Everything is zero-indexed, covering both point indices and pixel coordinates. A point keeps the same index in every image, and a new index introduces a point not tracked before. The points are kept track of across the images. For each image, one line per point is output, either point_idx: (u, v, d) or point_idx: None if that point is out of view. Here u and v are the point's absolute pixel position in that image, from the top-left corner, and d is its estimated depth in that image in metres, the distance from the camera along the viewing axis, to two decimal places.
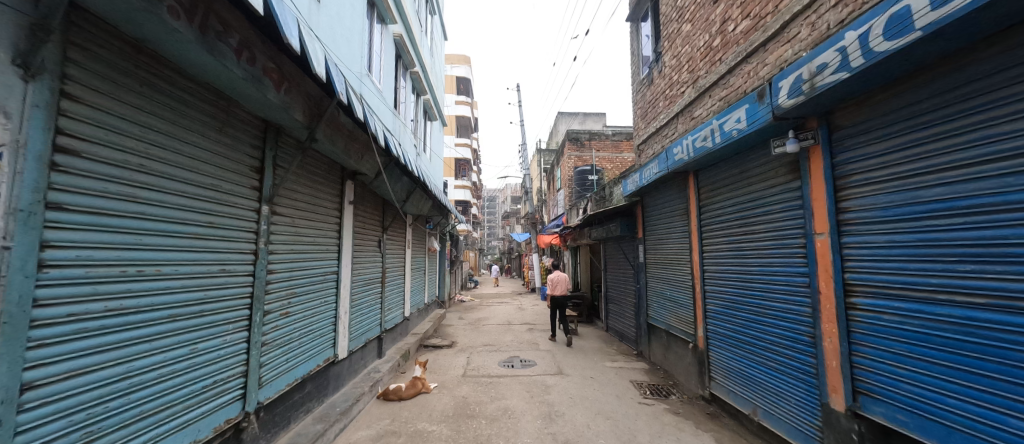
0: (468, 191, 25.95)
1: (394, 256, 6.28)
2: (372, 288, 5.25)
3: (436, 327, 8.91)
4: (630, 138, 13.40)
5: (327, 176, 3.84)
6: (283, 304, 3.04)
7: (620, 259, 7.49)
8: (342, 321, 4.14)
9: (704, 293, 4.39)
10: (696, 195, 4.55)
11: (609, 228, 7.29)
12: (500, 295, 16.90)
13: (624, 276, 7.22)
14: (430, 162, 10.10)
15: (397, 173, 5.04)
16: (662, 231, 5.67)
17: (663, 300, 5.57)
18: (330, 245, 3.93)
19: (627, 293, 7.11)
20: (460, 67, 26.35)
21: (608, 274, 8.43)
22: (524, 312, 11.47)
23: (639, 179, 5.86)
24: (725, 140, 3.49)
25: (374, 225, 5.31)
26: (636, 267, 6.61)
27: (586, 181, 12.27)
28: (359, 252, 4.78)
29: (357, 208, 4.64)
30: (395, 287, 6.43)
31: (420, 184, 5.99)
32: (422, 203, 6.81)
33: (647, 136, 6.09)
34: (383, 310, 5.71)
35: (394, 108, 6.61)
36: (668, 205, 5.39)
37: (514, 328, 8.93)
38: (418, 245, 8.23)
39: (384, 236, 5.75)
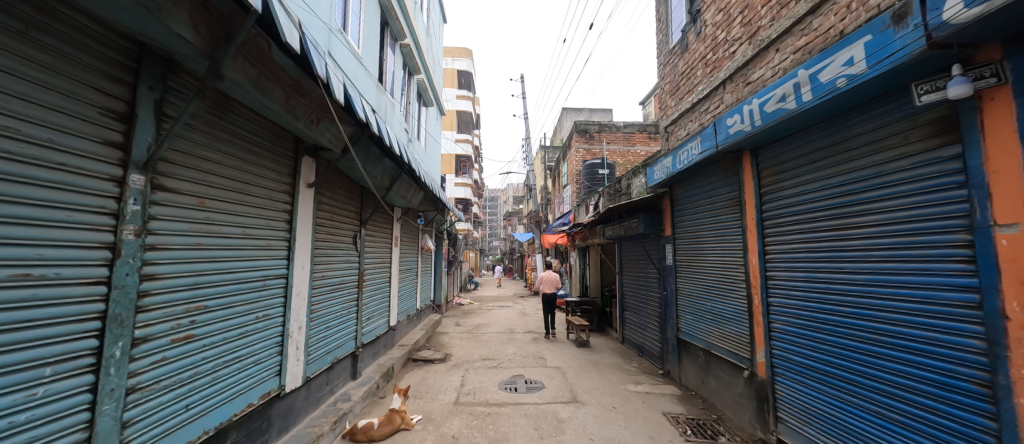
0: (468, 189, 24.93)
1: (375, 256, 5.27)
2: (344, 296, 4.24)
3: (428, 336, 7.89)
4: (643, 130, 12.33)
5: (268, 146, 2.84)
6: (178, 326, 2.04)
7: (640, 261, 6.44)
8: (292, 341, 3.15)
9: (766, 307, 3.38)
10: (754, 180, 3.55)
11: (628, 225, 6.25)
12: (501, 298, 15.87)
13: (646, 282, 6.18)
14: (425, 151, 9.10)
15: (372, 152, 4.01)
16: (697, 228, 4.66)
17: (699, 313, 4.56)
18: (273, 240, 2.93)
19: (649, 301, 6.07)
20: (461, 60, 25.40)
21: (625, 278, 7.37)
22: (527, 319, 10.44)
23: (670, 163, 4.82)
24: (818, 97, 2.48)
25: (347, 216, 4.31)
26: (662, 271, 5.58)
27: (596, 175, 11.20)
28: (324, 250, 3.78)
29: (320, 194, 3.64)
30: (377, 293, 5.41)
31: (406, 169, 4.98)
32: (411, 193, 5.80)
33: (680, 114, 5.05)
34: (360, 321, 4.71)
35: (378, 82, 5.62)
36: (708, 196, 4.36)
37: (517, 339, 7.89)
38: (408, 242, 7.22)
39: (362, 231, 4.74)
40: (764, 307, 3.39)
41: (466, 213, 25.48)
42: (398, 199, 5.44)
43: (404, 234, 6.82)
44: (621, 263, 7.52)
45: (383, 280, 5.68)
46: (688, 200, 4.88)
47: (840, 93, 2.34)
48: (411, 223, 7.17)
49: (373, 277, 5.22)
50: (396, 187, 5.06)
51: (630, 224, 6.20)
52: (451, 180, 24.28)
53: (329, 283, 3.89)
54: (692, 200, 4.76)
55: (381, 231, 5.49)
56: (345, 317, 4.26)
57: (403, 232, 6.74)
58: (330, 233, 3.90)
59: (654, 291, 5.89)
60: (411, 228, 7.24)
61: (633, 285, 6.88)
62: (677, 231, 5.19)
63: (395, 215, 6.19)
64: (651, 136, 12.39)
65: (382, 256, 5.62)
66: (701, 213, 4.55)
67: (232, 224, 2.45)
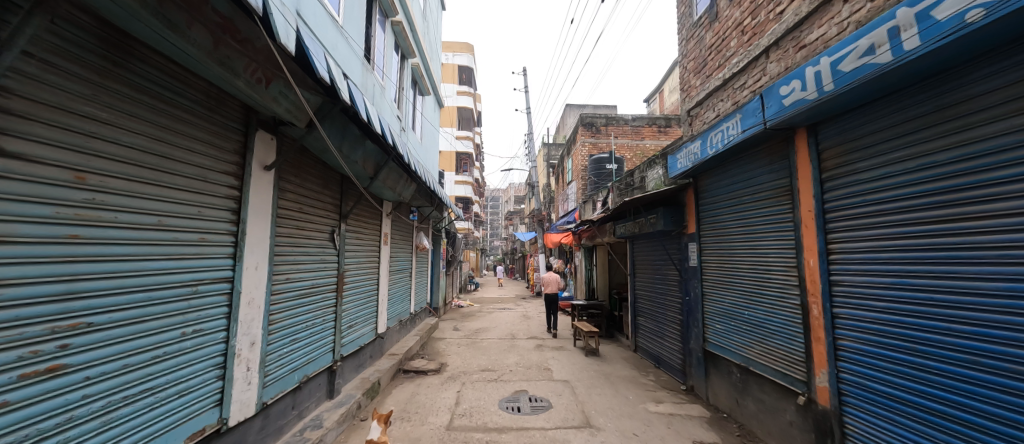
0: (468, 187, 24.30)
1: (359, 255, 4.63)
2: (317, 302, 3.60)
3: (423, 342, 7.25)
4: (652, 122, 11.61)
5: (199, 112, 2.19)
6: (34, 355, 1.44)
7: (657, 261, 5.78)
8: (241, 360, 2.52)
9: (831, 320, 2.73)
10: (811, 163, 2.90)
11: (643, 222, 5.60)
12: (502, 300, 15.21)
13: (665, 285, 5.52)
14: (421, 143, 8.47)
15: (347, 130, 3.36)
16: (729, 223, 4.01)
17: (732, 322, 3.91)
18: (209, 233, 2.29)
19: (668, 307, 5.41)
20: (463, 56, 24.83)
21: (638, 280, 6.70)
22: (530, 323, 9.78)
23: (697, 149, 4.16)
24: (932, 40, 1.83)
25: (321, 209, 3.67)
26: (683, 273, 4.94)
27: (602, 170, 10.48)
28: (290, 247, 3.13)
29: (281, 179, 2.99)
30: (362, 298, 4.77)
31: (394, 156, 4.32)
32: (402, 184, 5.13)
33: (707, 93, 4.40)
34: (340, 330, 4.07)
35: (364, 59, 4.99)
36: (744, 185, 3.71)
37: (519, 346, 7.24)
38: (401, 240, 6.59)
39: (341, 227, 4.10)
40: (828, 319, 2.74)
41: (467, 212, 24.78)
42: (385, 191, 4.79)
43: (396, 231, 6.19)
44: (633, 264, 6.86)
45: (369, 283, 5.04)
46: (717, 191, 4.24)
47: (968, 33, 1.70)
48: (404, 220, 6.54)
49: (357, 279, 4.58)
50: (383, 176, 4.40)
51: (645, 221, 5.54)
52: (450, 178, 23.60)
53: (298, 286, 3.25)
54: (722, 192, 4.11)
55: (366, 225, 4.85)
56: (320, 327, 3.63)
57: (395, 230, 6.12)
58: (297, 228, 3.26)
59: (673, 295, 5.24)
60: (403, 225, 6.61)
61: (648, 289, 6.22)
62: (703, 228, 4.55)
63: (385, 210, 5.56)
64: (661, 129, 11.66)
65: (368, 255, 4.97)
66: (733, 207, 3.90)
67: (136, 210, 1.81)
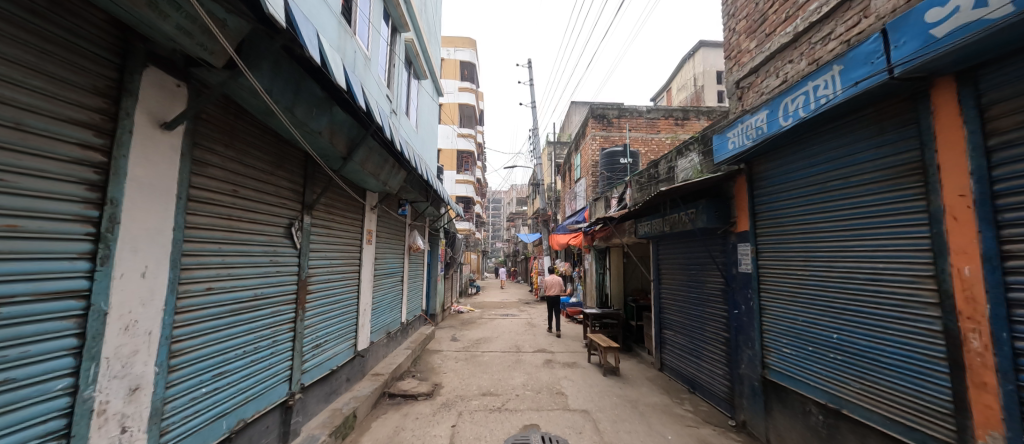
0: (469, 187, 23.37)
1: (331, 256, 3.73)
2: (264, 318, 2.69)
3: (415, 357, 6.31)
4: (669, 114, 10.66)
5: (9, 14, 1.31)
6: None
7: (692, 266, 4.85)
8: (106, 419, 1.62)
9: (1015, 359, 1.81)
10: (964, 126, 1.99)
11: (676, 219, 4.68)
12: (504, 305, 14.25)
13: (702, 294, 4.60)
14: (416, 132, 7.57)
15: (299, 86, 2.45)
16: (800, 217, 3.10)
17: (810, 347, 2.99)
18: (36, 219, 1.40)
19: (707, 321, 4.48)
20: (466, 51, 24.05)
21: (664, 287, 5.76)
22: (536, 332, 8.83)
23: (757, 124, 3.24)
24: None
25: (270, 194, 2.77)
26: (731, 281, 4.02)
27: (616, 165, 9.54)
28: (214, 245, 2.23)
29: (196, 145, 2.07)
30: (336, 310, 3.86)
31: (373, 131, 3.40)
32: (386, 171, 4.22)
33: (768, 56, 3.50)
34: (302, 352, 3.17)
35: (342, 17, 4.09)
36: (831, 166, 2.78)
37: (525, 362, 6.32)
38: (390, 239, 5.68)
39: (303, 220, 3.19)
40: (1005, 358, 1.83)
41: (467, 212, 23.82)
42: (363, 178, 3.88)
43: (383, 229, 5.27)
44: (658, 268, 5.92)
45: (347, 291, 4.13)
46: (780, 177, 3.33)
47: None
48: (393, 217, 5.64)
49: (328, 286, 3.67)
50: (359, 157, 3.49)
51: (678, 218, 4.62)
52: (451, 177, 22.68)
53: (231, 299, 2.36)
54: (791, 178, 3.19)
55: (341, 218, 3.95)
56: (267, 352, 2.72)
57: (382, 228, 5.22)
58: (231, 218, 2.36)
59: (716, 307, 4.31)
60: (393, 223, 5.71)
61: (678, 298, 5.29)
62: (759, 224, 3.63)
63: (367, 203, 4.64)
64: (678, 122, 10.69)
65: (344, 257, 4.06)
66: (810, 195, 2.99)
67: None
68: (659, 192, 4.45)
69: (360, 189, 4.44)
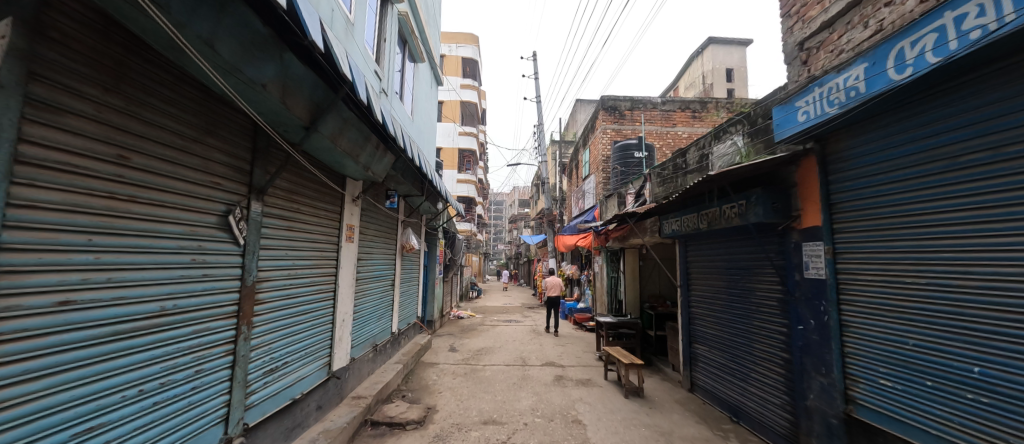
0: (470, 187, 22.61)
1: (294, 255, 2.96)
2: (182, 340, 1.94)
3: (407, 372, 5.52)
4: (685, 106, 9.89)
5: None
6: None
7: (734, 269, 4.07)
8: None
9: None
10: None
11: (718, 214, 3.88)
12: (506, 310, 13.42)
13: (750, 305, 3.80)
14: (411, 119, 6.84)
15: (222, 9, 1.69)
16: (910, 205, 2.32)
17: (930, 382, 2.24)
18: None
19: (758, 337, 3.68)
20: (467, 47, 23.31)
21: (694, 295, 4.96)
22: (543, 342, 8.03)
23: (849, 84, 2.46)
24: None
25: (195, 169, 2.01)
26: (794, 290, 3.22)
27: (630, 159, 8.74)
28: (80, 236, 1.47)
29: (36, 75, 1.32)
30: (301, 323, 3.09)
31: (344, 96, 2.63)
32: (368, 152, 3.45)
33: (850, 3, 2.75)
34: (246, 382, 2.41)
35: None
36: (973, 132, 2.05)
37: (532, 378, 5.52)
38: (379, 237, 4.93)
39: (249, 207, 2.43)
40: None
41: (467, 212, 22.95)
42: (336, 158, 3.12)
43: (369, 226, 4.49)
44: (686, 272, 5.12)
45: (317, 300, 3.36)
46: (875, 156, 2.54)
47: None
48: (381, 212, 4.87)
49: (289, 293, 2.91)
50: (328, 129, 2.74)
51: (722, 213, 3.82)
52: (451, 176, 21.89)
53: (115, 316, 1.61)
54: (895, 154, 2.41)
55: (309, 209, 3.18)
56: (184, 387, 1.96)
57: (367, 224, 4.45)
58: (116, 196, 1.60)
59: (771, 320, 3.51)
60: (382, 219, 4.94)
61: (713, 308, 4.49)
62: (836, 217, 2.84)
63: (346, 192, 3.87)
64: (695, 114, 9.90)
65: (314, 257, 3.29)
66: (931, 174, 2.22)
67: None
68: (698, 181, 3.67)
69: (336, 174, 3.68)
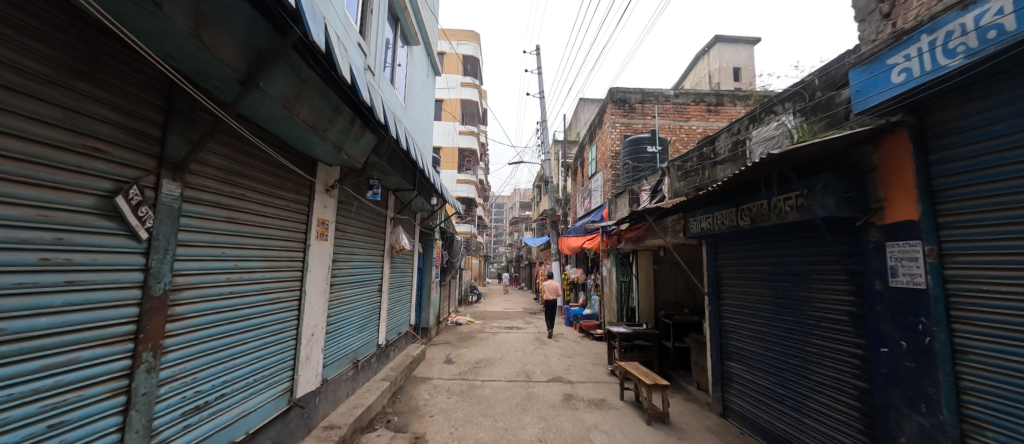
0: (470, 188, 21.97)
1: (237, 255, 2.29)
2: (20, 381, 1.29)
3: (395, 390, 4.84)
4: (700, 99, 9.22)
5: None
6: None
7: (782, 275, 3.40)
8: None
9: None
10: None
11: (768, 208, 3.18)
12: (507, 316, 12.71)
13: (807, 318, 3.11)
14: (404, 107, 6.18)
15: None
16: None
17: None
18: None
19: (819, 359, 2.99)
20: (467, 44, 22.69)
21: (726, 304, 4.27)
22: (548, 353, 7.34)
23: (983, 23, 1.80)
24: None
25: (49, 124, 1.36)
26: (875, 302, 2.54)
27: (642, 154, 8.07)
28: None
29: None
30: (248, 343, 2.42)
31: (298, 42, 1.96)
32: (338, 127, 2.77)
33: None
34: (150, 430, 1.74)
35: None
36: None
37: (538, 398, 4.83)
38: (362, 236, 4.27)
39: (159, 187, 1.77)
40: None
41: (467, 214, 22.29)
42: (291, 128, 2.43)
43: (347, 221, 3.82)
44: (715, 278, 4.43)
45: (274, 312, 2.69)
46: (1014, 121, 1.91)
47: None
48: (363, 206, 4.19)
49: (229, 305, 2.24)
50: (275, 88, 2.07)
51: (774, 207, 3.12)
52: (451, 176, 21.27)
53: None
54: None
55: (259, 196, 2.50)
56: None
57: (345, 218, 3.77)
58: None
59: (839, 339, 2.82)
60: (364, 214, 4.26)
61: (752, 321, 3.81)
62: (941, 208, 2.19)
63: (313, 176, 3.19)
64: (711, 108, 9.23)
65: (270, 257, 2.62)
66: None
67: None
68: (739, 173, 3.00)
69: (300, 153, 2.98)
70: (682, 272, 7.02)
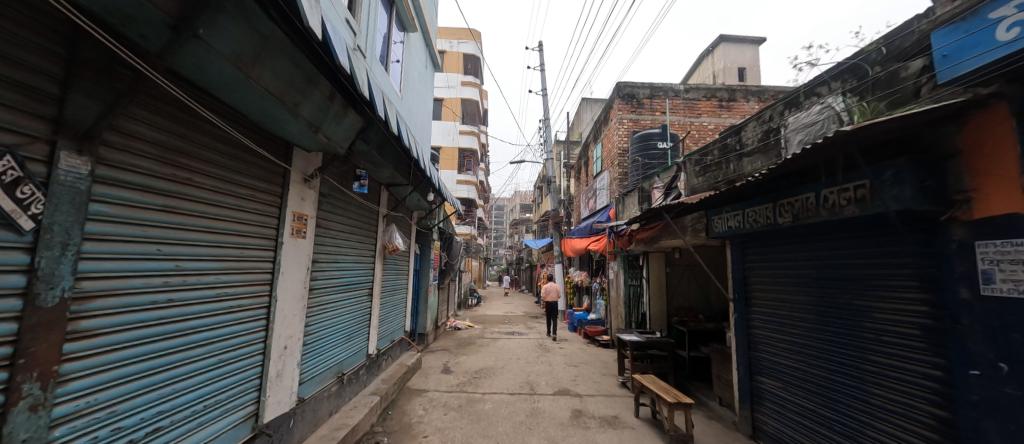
0: (470, 189, 21.56)
1: (181, 253, 1.84)
2: None
3: (386, 405, 4.38)
4: (711, 94, 8.80)
5: None
6: None
7: (829, 281, 2.95)
8: None
9: None
10: None
11: (816, 203, 2.74)
12: (509, 320, 12.24)
13: (863, 331, 2.66)
14: (399, 97, 5.75)
15: None
16: None
17: None
18: None
19: (881, 380, 2.54)
20: (467, 43, 22.29)
21: (756, 312, 3.82)
22: (553, 361, 6.87)
23: None
24: None
25: None
26: (961, 314, 2.09)
27: (652, 150, 7.62)
28: None
29: None
30: (196, 362, 1.97)
31: None
32: (314, 102, 2.32)
33: None
34: None
35: None
36: None
37: (545, 414, 4.36)
38: (350, 234, 3.83)
39: (54, 161, 1.32)
40: None
41: (467, 215, 21.86)
42: (250, 98, 1.96)
43: (330, 216, 3.37)
44: (743, 283, 3.98)
45: (234, 323, 2.24)
46: None
47: None
48: (350, 201, 3.74)
49: (168, 316, 1.79)
50: (223, 42, 1.61)
51: (825, 201, 2.68)
52: (451, 177, 20.88)
53: None
54: None
55: (214, 182, 2.05)
56: None
57: (328, 214, 3.32)
58: None
59: (908, 357, 2.37)
60: (351, 209, 3.81)
61: (789, 332, 3.35)
62: None
63: (287, 163, 2.73)
64: (722, 104, 8.80)
65: (229, 257, 2.17)
66: None
67: None
68: (779, 165, 2.56)
69: (270, 134, 2.51)
70: (697, 276, 6.55)
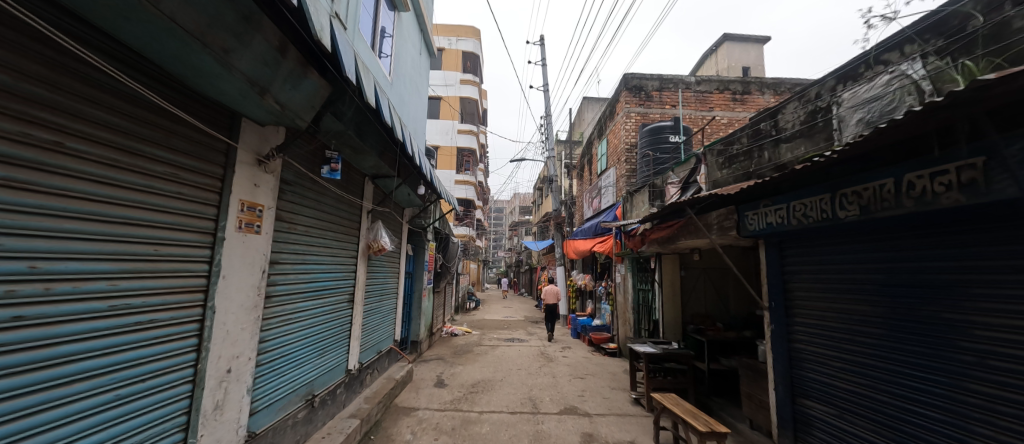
0: (469, 189, 21.02)
1: (39, 249, 1.29)
2: None
3: (368, 429, 3.80)
4: (725, 86, 8.28)
5: None
6: None
7: (904, 289, 2.41)
8: None
9: None
10: None
11: (896, 190, 2.19)
12: (508, 325, 11.65)
13: (958, 353, 2.14)
14: (388, 81, 5.19)
15: None
16: None
17: None
18: None
19: (988, 416, 2.00)
20: (466, 40, 21.76)
21: (798, 322, 3.27)
22: (557, 372, 6.31)
23: None
24: None
25: None
26: None
27: (663, 144, 7.08)
28: None
29: None
30: (70, 402, 1.40)
31: None
32: (258, 50, 1.74)
33: None
34: None
35: None
36: None
37: (551, 439, 3.79)
38: (323, 231, 3.27)
39: None
40: None
41: (466, 216, 21.31)
42: (147, 28, 1.38)
43: (294, 208, 2.80)
44: (781, 289, 3.44)
45: (143, 344, 1.67)
46: None
47: None
48: (321, 191, 3.17)
49: (12, 342, 1.22)
50: None
51: (907, 188, 2.14)
52: (450, 177, 20.37)
53: None
54: None
55: (106, 151, 1.49)
56: None
57: (292, 205, 2.76)
58: None
59: None
60: (324, 201, 3.24)
61: (846, 349, 2.81)
62: None
63: (232, 137, 2.16)
64: (736, 97, 8.28)
65: (133, 255, 1.61)
66: None
67: None
68: (856, 142, 2.00)
69: (203, 95, 1.94)
70: (713, 280, 6.05)
